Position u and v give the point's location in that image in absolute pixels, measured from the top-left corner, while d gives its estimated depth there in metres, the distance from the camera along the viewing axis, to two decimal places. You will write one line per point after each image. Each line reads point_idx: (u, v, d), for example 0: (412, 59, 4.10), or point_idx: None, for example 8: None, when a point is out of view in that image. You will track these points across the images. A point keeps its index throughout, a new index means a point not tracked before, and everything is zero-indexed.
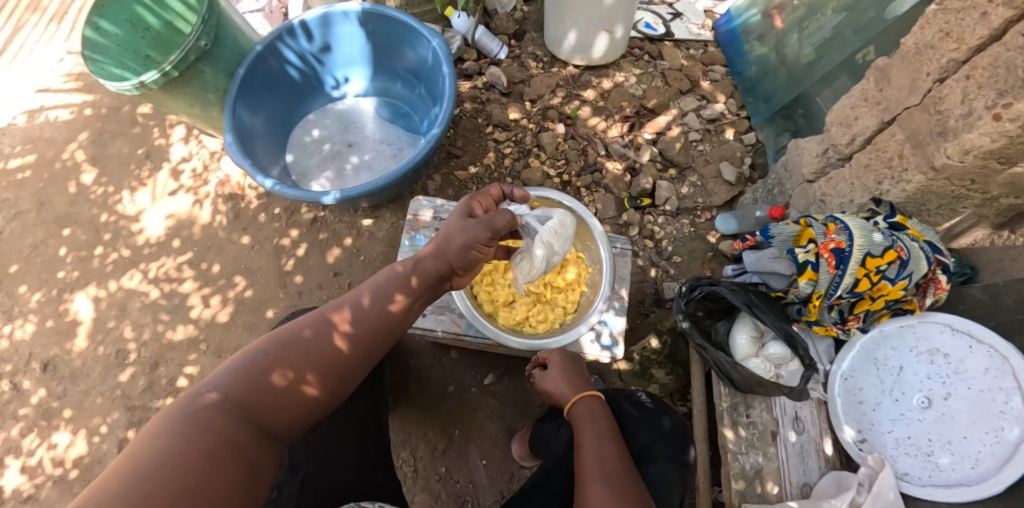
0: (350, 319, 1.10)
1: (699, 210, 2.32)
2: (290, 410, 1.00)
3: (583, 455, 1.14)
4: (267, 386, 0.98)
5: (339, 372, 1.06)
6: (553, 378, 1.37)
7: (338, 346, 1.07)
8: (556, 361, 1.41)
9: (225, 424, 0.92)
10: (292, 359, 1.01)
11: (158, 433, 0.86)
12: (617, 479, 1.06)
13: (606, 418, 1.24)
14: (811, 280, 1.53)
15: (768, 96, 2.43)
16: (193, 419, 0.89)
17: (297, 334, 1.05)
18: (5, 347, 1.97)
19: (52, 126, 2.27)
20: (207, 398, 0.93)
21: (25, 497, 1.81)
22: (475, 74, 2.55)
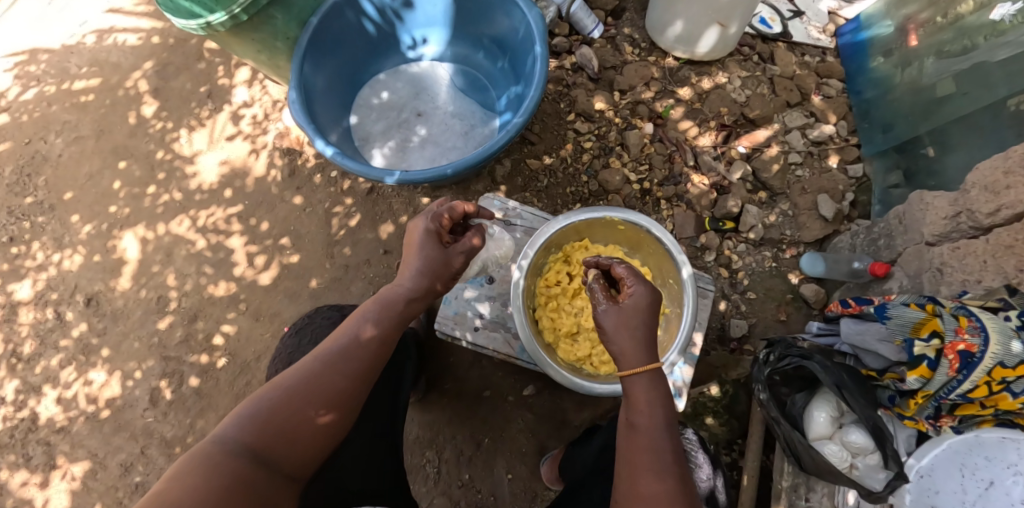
0: (348, 356, 1.10)
1: (784, 244, 2.08)
2: (294, 450, 1.01)
3: (637, 441, 1.01)
4: (272, 431, 0.99)
5: (343, 409, 1.07)
6: (623, 327, 1.08)
7: (339, 385, 1.07)
8: (636, 306, 1.09)
9: (238, 466, 0.92)
10: (296, 403, 1.02)
11: (170, 489, 0.85)
12: (676, 480, 0.96)
13: (666, 392, 1.06)
14: (922, 377, 1.33)
15: (888, 125, 2.10)
16: (203, 470, 0.89)
17: (298, 376, 1.05)
18: (53, 275, 2.00)
19: (119, 50, 2.20)
20: (213, 448, 0.93)
21: (58, 428, 1.86)
22: (564, 51, 2.32)
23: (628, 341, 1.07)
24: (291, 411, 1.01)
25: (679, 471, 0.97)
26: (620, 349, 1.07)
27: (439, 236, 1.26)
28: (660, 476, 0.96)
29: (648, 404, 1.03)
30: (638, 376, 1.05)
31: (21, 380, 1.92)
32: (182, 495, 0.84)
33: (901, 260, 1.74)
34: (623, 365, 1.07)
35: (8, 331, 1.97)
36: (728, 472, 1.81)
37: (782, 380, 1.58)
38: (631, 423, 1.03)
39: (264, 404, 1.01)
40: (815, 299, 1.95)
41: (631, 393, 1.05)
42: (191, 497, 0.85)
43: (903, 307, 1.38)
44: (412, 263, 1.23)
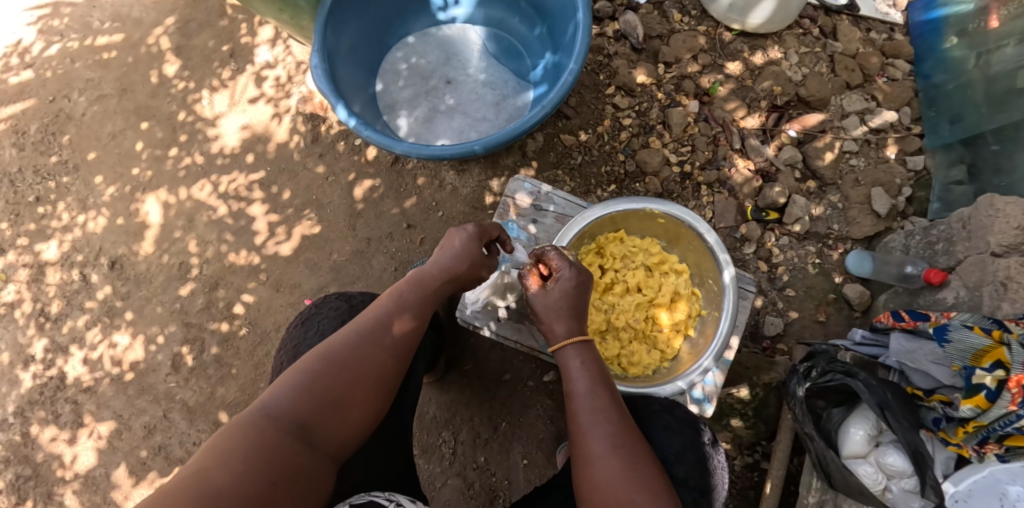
0: (389, 334, 1.01)
1: (831, 239, 1.94)
2: (337, 429, 0.92)
3: (574, 404, 1.02)
4: (314, 407, 0.89)
5: (385, 390, 0.99)
6: (548, 306, 1.12)
7: (382, 363, 0.98)
8: (560, 289, 1.12)
9: (283, 443, 0.83)
10: (343, 379, 0.93)
11: (214, 468, 0.75)
12: (617, 432, 0.97)
13: (599, 361, 1.08)
14: (976, 407, 1.24)
15: (956, 115, 1.93)
16: (248, 449, 0.79)
17: (340, 352, 0.95)
18: (78, 236, 2.07)
19: (142, 4, 2.22)
20: (256, 423, 0.83)
21: (85, 388, 1.95)
22: (607, 18, 2.15)
23: (555, 320, 1.10)
24: (337, 387, 0.92)
25: (619, 424, 0.98)
26: (550, 328, 1.11)
27: (477, 237, 1.19)
28: (600, 429, 0.97)
29: (580, 371, 1.05)
30: (566, 350, 1.08)
31: (49, 339, 2.01)
32: (227, 478, 0.75)
33: (961, 268, 1.61)
34: (552, 340, 1.10)
35: (36, 292, 2.05)
36: (747, 473, 1.77)
37: (818, 392, 1.50)
38: (568, 391, 1.05)
39: (308, 379, 0.91)
40: (858, 300, 1.83)
41: (564, 366, 1.07)
42: (235, 481, 0.75)
43: (966, 331, 1.28)
44: (453, 253, 1.16)
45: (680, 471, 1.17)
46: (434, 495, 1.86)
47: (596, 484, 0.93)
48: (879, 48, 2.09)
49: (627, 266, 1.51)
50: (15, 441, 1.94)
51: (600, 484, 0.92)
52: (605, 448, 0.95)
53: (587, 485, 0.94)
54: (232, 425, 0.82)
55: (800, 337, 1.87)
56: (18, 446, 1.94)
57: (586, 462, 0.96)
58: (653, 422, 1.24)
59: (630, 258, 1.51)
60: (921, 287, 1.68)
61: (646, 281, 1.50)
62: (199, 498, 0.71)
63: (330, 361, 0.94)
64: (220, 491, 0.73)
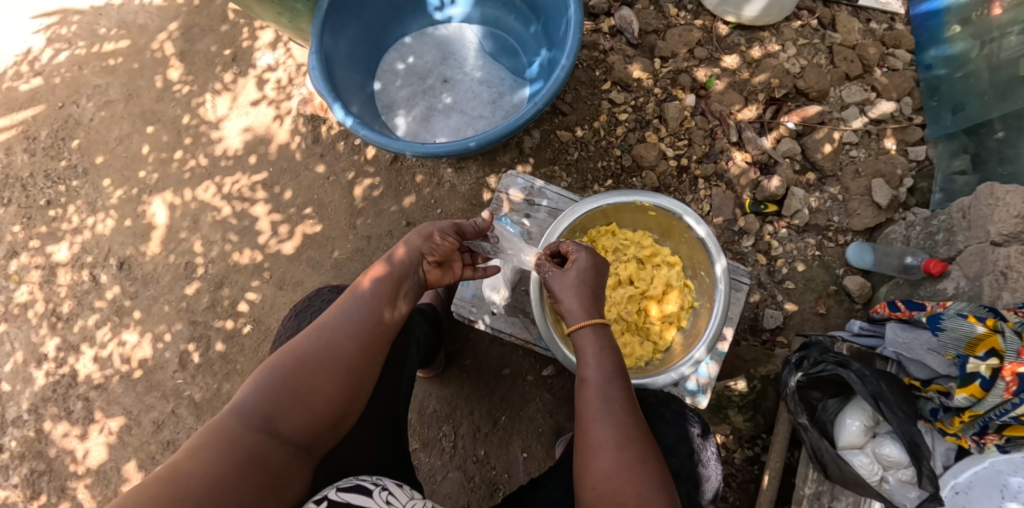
0: (357, 324, 1.03)
1: (831, 231, 1.92)
2: (308, 418, 0.94)
3: (587, 390, 1.03)
4: (282, 399, 0.92)
5: (357, 376, 1.00)
6: (569, 284, 1.12)
7: (350, 350, 1.00)
8: (578, 268, 1.13)
9: (249, 435, 0.87)
10: (310, 369, 0.95)
11: (181, 464, 0.79)
12: (626, 424, 0.99)
13: (615, 348, 1.08)
14: (972, 396, 1.23)
15: (958, 105, 1.90)
16: (215, 442, 0.83)
17: (307, 345, 0.98)
18: (88, 238, 2.13)
19: (146, 11, 2.27)
20: (224, 420, 0.88)
21: (95, 385, 2.01)
22: (602, 14, 2.16)
23: (577, 301, 1.11)
24: (303, 379, 0.95)
25: (629, 415, 1.00)
26: (568, 309, 1.11)
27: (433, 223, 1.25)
28: (609, 418, 0.99)
29: (596, 358, 1.06)
30: (584, 330, 1.09)
31: (61, 338, 2.06)
32: (195, 468, 0.79)
33: (960, 258, 1.60)
34: (571, 321, 1.11)
35: (49, 292, 2.11)
36: (747, 466, 1.77)
37: (812, 384, 1.49)
38: (581, 377, 1.06)
39: (275, 375, 0.94)
40: (859, 293, 1.82)
41: (581, 351, 1.07)
42: (203, 467, 0.79)
43: (959, 319, 1.26)
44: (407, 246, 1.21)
45: (674, 462, 1.21)
46: (435, 488, 1.88)
47: (600, 475, 0.95)
48: (878, 38, 2.08)
49: (620, 259, 1.52)
50: (29, 437, 2.00)
51: (602, 475, 0.94)
52: (613, 438, 0.97)
53: (589, 475, 0.96)
54: (204, 427, 0.86)
55: (801, 330, 1.86)
56: (32, 442, 2.00)
57: (592, 451, 0.97)
58: (648, 415, 1.27)
59: (622, 251, 1.51)
60: (922, 278, 1.68)
61: (638, 274, 1.50)
62: (165, 486, 0.75)
63: (296, 354, 0.96)
64: (186, 478, 0.77)
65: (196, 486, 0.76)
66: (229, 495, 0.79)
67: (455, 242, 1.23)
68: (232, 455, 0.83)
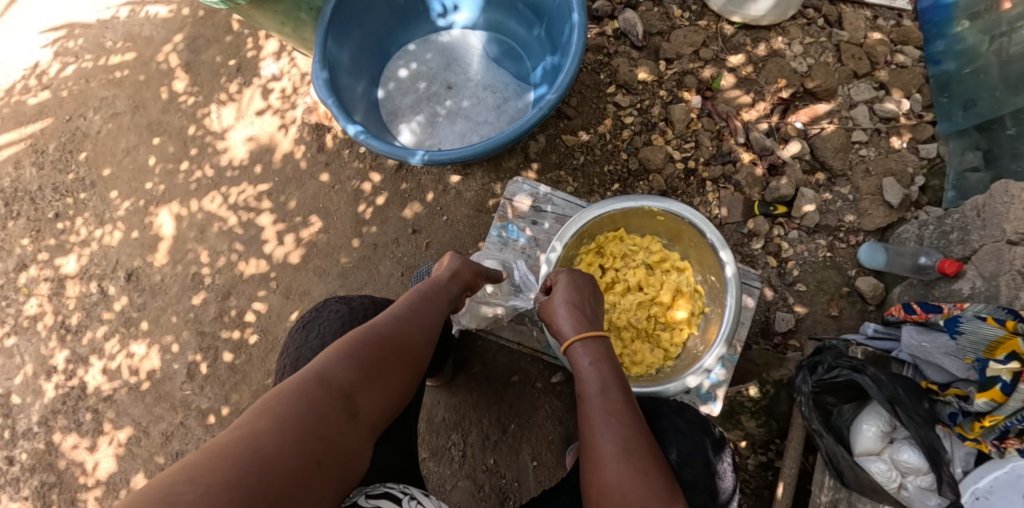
0: (419, 321, 1.04)
1: (842, 232, 1.90)
2: (378, 404, 0.91)
3: (586, 405, 1.02)
4: (362, 379, 0.89)
5: (417, 372, 1.00)
6: (556, 303, 1.17)
7: (417, 343, 1.01)
8: (561, 290, 1.19)
9: (331, 410, 0.82)
10: (386, 356, 0.94)
11: (268, 431, 0.74)
12: (627, 435, 0.96)
13: (609, 357, 1.08)
14: (992, 401, 1.20)
15: (969, 101, 1.87)
16: (301, 410, 0.79)
17: (382, 332, 0.97)
18: (95, 250, 2.14)
19: (152, 23, 2.28)
20: (308, 388, 0.82)
21: (104, 396, 2.01)
22: (605, 17, 2.15)
23: (564, 319, 1.14)
24: (380, 362, 0.93)
25: (630, 428, 0.97)
26: (558, 327, 1.15)
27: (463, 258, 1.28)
28: (610, 431, 0.96)
29: (591, 372, 1.05)
30: (574, 346, 1.10)
31: (71, 350, 2.07)
32: (279, 437, 0.74)
33: (976, 258, 1.56)
34: (563, 338, 1.13)
35: (57, 305, 2.12)
36: (761, 472, 1.73)
37: (827, 388, 1.45)
38: (580, 392, 1.04)
39: (358, 353, 0.91)
40: (872, 294, 1.79)
41: (575, 365, 1.08)
42: (289, 441, 0.75)
43: (979, 323, 1.24)
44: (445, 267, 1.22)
45: (688, 474, 1.17)
46: (445, 497, 1.87)
47: (604, 488, 0.92)
48: (886, 36, 2.05)
49: (628, 265, 1.50)
50: (40, 449, 2.01)
51: (607, 488, 0.92)
52: (613, 450, 0.94)
53: (594, 489, 0.94)
54: (285, 390, 0.81)
55: (813, 333, 1.83)
56: (42, 454, 2.00)
57: (596, 464, 0.95)
58: (661, 425, 1.24)
59: (630, 256, 1.51)
60: (937, 278, 1.65)
61: (647, 280, 1.49)
62: (254, 456, 0.70)
63: (373, 339, 0.95)
64: (275, 452, 0.73)
65: (281, 461, 0.72)
66: (307, 470, 0.75)
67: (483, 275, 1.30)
68: (316, 430, 0.79)
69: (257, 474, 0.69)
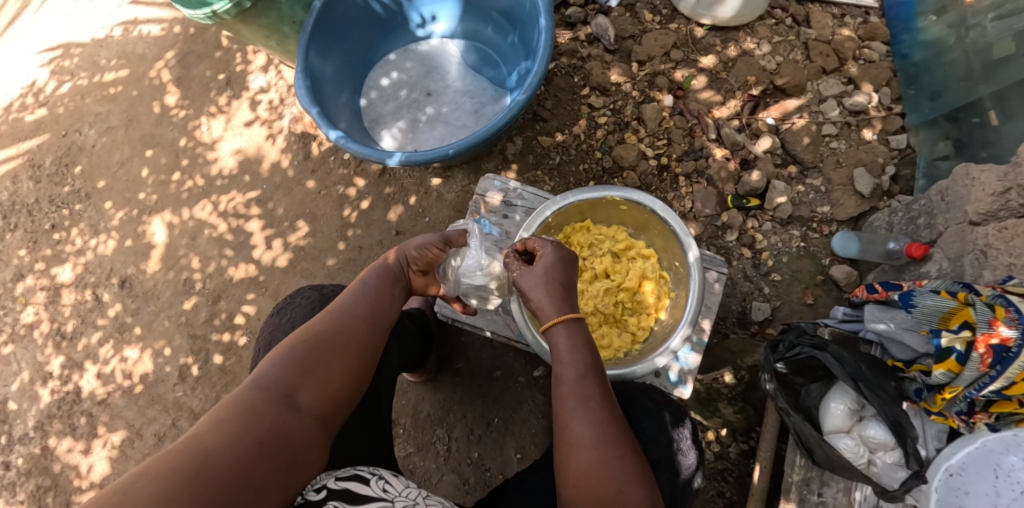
0: (362, 308, 1.09)
1: (815, 222, 1.93)
2: (324, 393, 0.98)
3: (563, 389, 1.02)
4: (298, 375, 0.96)
5: (367, 355, 1.06)
6: (538, 284, 1.11)
7: (358, 329, 1.06)
8: (544, 266, 1.12)
9: (268, 409, 0.91)
10: (324, 347, 1.01)
11: (203, 436, 0.83)
12: (603, 421, 0.97)
13: (588, 342, 1.06)
14: (949, 372, 1.22)
15: (936, 92, 1.92)
16: (235, 415, 0.88)
17: (320, 328, 1.03)
18: (90, 259, 2.20)
19: (145, 41, 2.38)
20: (245, 397, 0.91)
21: (98, 400, 2.06)
22: (579, 23, 2.22)
23: (547, 301, 1.09)
24: (317, 355, 0.99)
25: (606, 412, 0.99)
26: (539, 305, 1.10)
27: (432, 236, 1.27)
28: (586, 415, 0.98)
29: (570, 356, 1.04)
30: (557, 327, 1.06)
31: (66, 356, 2.13)
32: (217, 440, 0.83)
33: (941, 241, 1.59)
34: (544, 318, 1.09)
35: (53, 312, 2.18)
36: (742, 460, 1.75)
37: (795, 369, 1.49)
38: (558, 375, 1.04)
39: (293, 354, 0.98)
40: (845, 281, 1.82)
41: (555, 347, 1.06)
42: (224, 440, 0.83)
43: (932, 296, 1.28)
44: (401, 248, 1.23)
45: (654, 452, 1.21)
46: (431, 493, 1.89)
47: (580, 472, 0.94)
48: (853, 32, 2.11)
49: (595, 254, 1.55)
50: (35, 454, 2.05)
51: (582, 472, 0.94)
52: (589, 435, 0.96)
53: (569, 472, 0.96)
54: (224, 402, 0.91)
55: (789, 321, 1.86)
56: (37, 458, 2.05)
57: (571, 448, 0.97)
58: (629, 406, 1.29)
59: (596, 246, 1.55)
60: (906, 263, 1.68)
61: (614, 267, 1.54)
62: (188, 457, 0.79)
63: (309, 336, 1.01)
64: (210, 451, 0.81)
65: (217, 458, 0.81)
66: (248, 463, 0.83)
67: (440, 253, 1.26)
68: (252, 428, 0.87)
69: (196, 471, 0.78)
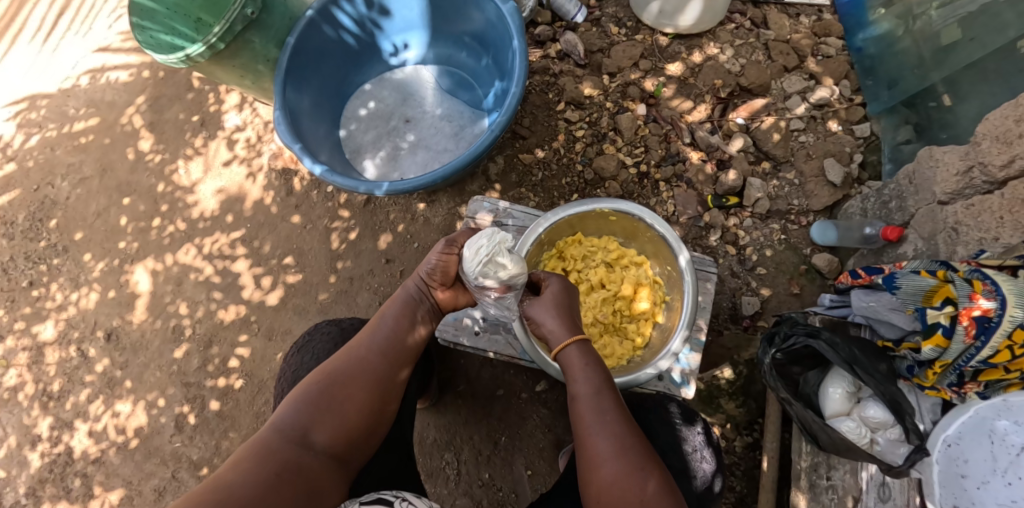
0: (381, 343, 1.08)
1: (793, 215, 2.00)
2: (341, 432, 0.99)
3: (580, 406, 1.03)
4: (317, 416, 0.97)
5: (385, 392, 1.05)
6: (545, 309, 1.13)
7: (376, 366, 1.05)
8: (551, 292, 1.16)
9: (286, 450, 0.92)
10: (343, 386, 1.01)
11: (225, 474, 0.85)
12: (622, 435, 0.99)
13: (600, 360, 1.09)
14: (937, 347, 1.28)
15: (893, 81, 2.01)
16: (254, 455, 0.89)
17: (339, 366, 1.03)
18: (73, 314, 2.15)
19: (113, 88, 2.35)
20: (265, 437, 0.93)
21: (92, 459, 1.99)
22: (548, 40, 2.28)
23: (554, 324, 1.12)
24: (335, 394, 1.00)
25: (625, 425, 1.00)
26: (549, 329, 1.12)
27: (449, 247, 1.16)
28: (606, 431, 0.99)
29: (584, 374, 1.06)
30: (568, 349, 1.09)
31: (54, 417, 2.06)
32: (237, 477, 0.85)
33: (914, 222, 1.65)
34: (554, 341, 1.11)
35: (37, 373, 2.11)
36: (748, 453, 1.78)
37: (792, 360, 1.54)
38: (573, 394, 1.06)
39: (310, 392, 0.99)
40: (828, 268, 1.89)
41: (569, 367, 1.08)
42: (245, 478, 0.85)
43: (913, 277, 1.34)
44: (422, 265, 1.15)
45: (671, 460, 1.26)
46: None
47: (604, 486, 0.96)
48: (810, 30, 2.21)
49: (590, 265, 1.58)
50: None
51: (606, 485, 0.95)
52: (610, 449, 0.97)
53: (594, 486, 0.97)
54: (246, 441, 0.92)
55: (778, 313, 1.91)
56: None
57: (594, 462, 0.98)
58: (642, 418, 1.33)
59: (590, 257, 1.58)
60: (883, 246, 1.75)
61: (609, 277, 1.56)
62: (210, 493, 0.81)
63: (328, 375, 1.01)
64: (231, 488, 0.83)
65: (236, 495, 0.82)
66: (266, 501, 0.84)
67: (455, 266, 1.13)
68: (271, 466, 0.88)
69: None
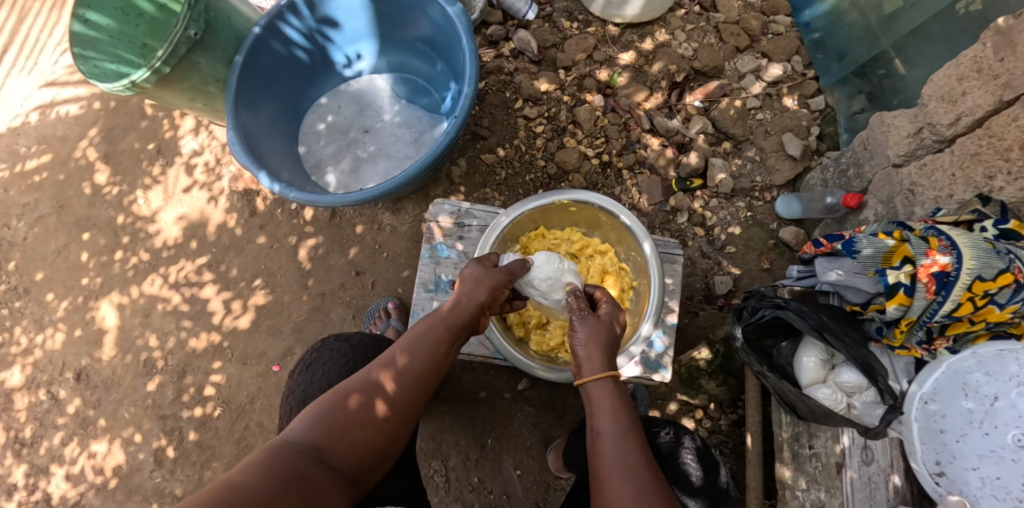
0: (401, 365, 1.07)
1: (757, 191, 2.03)
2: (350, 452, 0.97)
3: (602, 445, 1.00)
4: (329, 432, 0.96)
5: (399, 417, 1.04)
6: (584, 338, 1.11)
7: (394, 389, 1.04)
8: (602, 321, 1.15)
9: (297, 460, 0.89)
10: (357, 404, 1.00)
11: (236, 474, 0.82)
12: (643, 479, 0.94)
13: (628, 401, 1.06)
14: (901, 305, 1.29)
15: (841, 52, 2.04)
16: (264, 460, 0.86)
17: (354, 384, 1.03)
18: (39, 356, 2.09)
19: (64, 122, 2.31)
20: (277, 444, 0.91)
21: (72, 502, 1.95)
22: (501, 39, 2.27)
23: (585, 357, 1.10)
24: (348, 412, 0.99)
25: (648, 470, 0.96)
26: (582, 359, 1.10)
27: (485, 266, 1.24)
28: (627, 474, 0.95)
29: (610, 411, 1.03)
30: (600, 383, 1.07)
31: (28, 464, 2.00)
32: (246, 476, 0.82)
33: (872, 188, 1.68)
34: (585, 372, 1.09)
35: (8, 420, 2.05)
36: (734, 430, 1.79)
37: (764, 334, 1.56)
38: (596, 431, 1.03)
39: (325, 408, 0.99)
40: (794, 241, 1.90)
41: (596, 404, 1.05)
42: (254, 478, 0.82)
43: (872, 239, 1.35)
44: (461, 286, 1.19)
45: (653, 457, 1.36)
46: None
47: None
48: (758, 9, 2.24)
49: None
50: None
51: None
52: (629, 491, 0.93)
53: None
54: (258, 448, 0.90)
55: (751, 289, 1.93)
56: None
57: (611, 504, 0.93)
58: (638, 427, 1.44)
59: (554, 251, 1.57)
60: (845, 214, 1.77)
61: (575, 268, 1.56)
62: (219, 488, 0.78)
63: (344, 392, 1.01)
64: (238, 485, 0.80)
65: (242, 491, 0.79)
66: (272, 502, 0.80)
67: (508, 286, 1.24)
68: (280, 471, 0.85)
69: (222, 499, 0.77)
